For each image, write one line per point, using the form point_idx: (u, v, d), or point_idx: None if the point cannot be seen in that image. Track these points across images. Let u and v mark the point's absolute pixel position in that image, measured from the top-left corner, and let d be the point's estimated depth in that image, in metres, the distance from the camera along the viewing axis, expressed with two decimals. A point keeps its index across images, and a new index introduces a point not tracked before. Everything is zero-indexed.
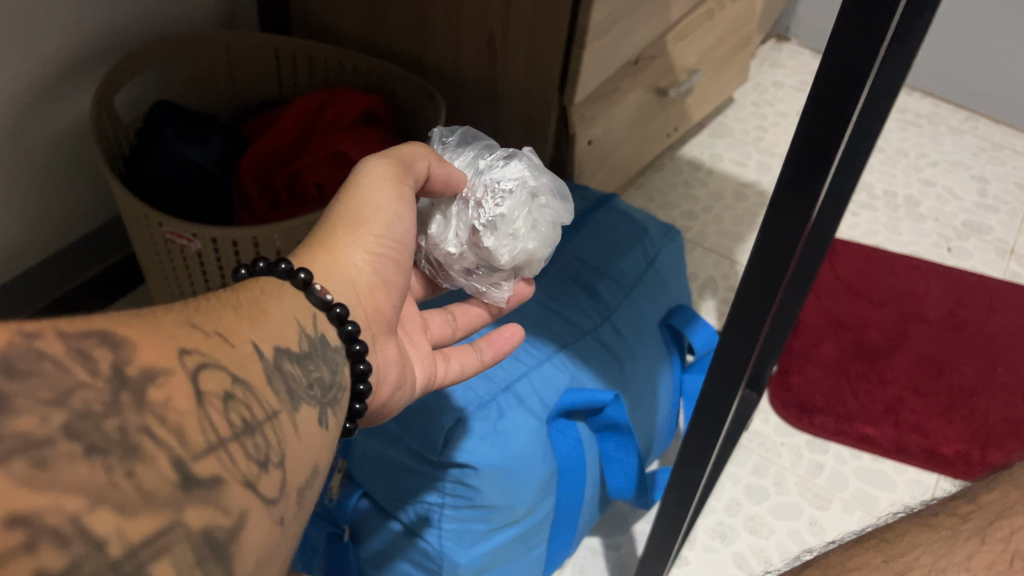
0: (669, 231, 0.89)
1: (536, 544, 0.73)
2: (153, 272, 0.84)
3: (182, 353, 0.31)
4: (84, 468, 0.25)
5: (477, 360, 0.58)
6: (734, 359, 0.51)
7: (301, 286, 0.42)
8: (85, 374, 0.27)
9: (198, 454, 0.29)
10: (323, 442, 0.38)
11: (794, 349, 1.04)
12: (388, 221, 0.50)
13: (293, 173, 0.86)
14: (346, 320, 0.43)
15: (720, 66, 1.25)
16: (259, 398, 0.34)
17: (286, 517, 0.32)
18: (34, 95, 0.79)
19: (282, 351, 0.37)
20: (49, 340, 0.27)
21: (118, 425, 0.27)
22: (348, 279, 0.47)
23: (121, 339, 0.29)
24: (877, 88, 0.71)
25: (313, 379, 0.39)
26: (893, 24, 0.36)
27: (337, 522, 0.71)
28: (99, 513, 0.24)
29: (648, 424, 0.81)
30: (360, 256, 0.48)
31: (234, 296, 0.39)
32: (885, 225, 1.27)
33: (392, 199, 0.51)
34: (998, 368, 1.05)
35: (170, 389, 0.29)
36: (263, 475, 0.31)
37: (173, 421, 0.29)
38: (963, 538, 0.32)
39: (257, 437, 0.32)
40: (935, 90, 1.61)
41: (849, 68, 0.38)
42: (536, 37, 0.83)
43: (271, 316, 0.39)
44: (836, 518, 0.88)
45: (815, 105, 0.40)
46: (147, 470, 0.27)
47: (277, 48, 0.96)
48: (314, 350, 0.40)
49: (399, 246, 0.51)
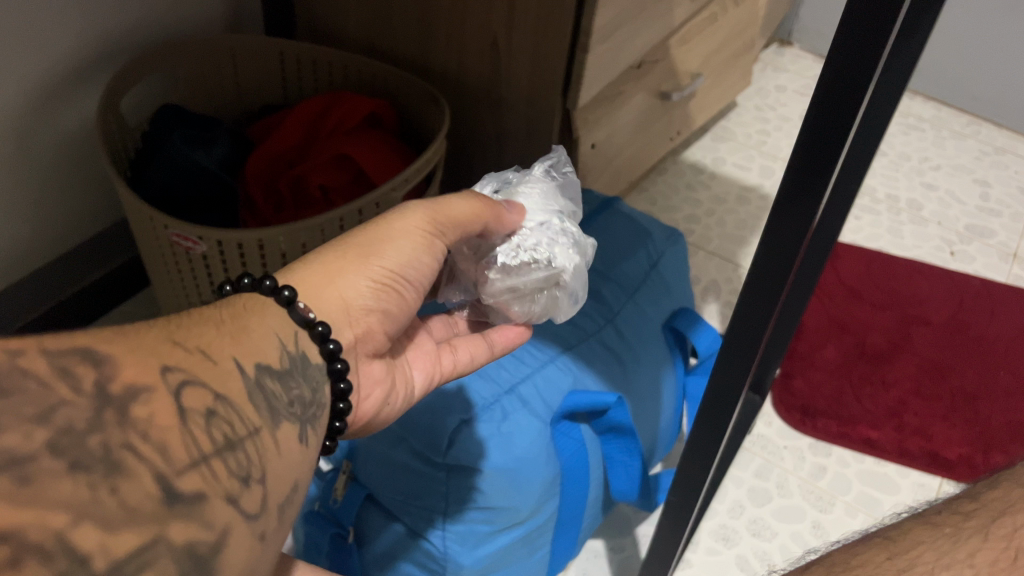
0: (672, 235, 0.89)
1: (538, 545, 0.73)
2: (158, 274, 0.85)
3: (164, 370, 0.32)
4: (67, 484, 0.25)
5: (488, 349, 0.58)
6: (736, 362, 0.51)
7: (285, 303, 0.43)
8: (67, 392, 0.28)
9: (181, 469, 0.29)
10: (304, 459, 0.38)
11: (797, 352, 1.04)
12: (404, 261, 0.50)
13: (299, 177, 0.87)
14: (328, 338, 0.44)
15: (724, 69, 1.26)
16: (241, 416, 0.34)
17: (268, 532, 0.33)
18: (40, 98, 0.80)
19: (263, 368, 0.38)
20: (33, 358, 0.28)
21: (102, 441, 0.27)
22: (344, 302, 0.47)
23: (105, 356, 0.30)
24: (879, 92, 0.71)
25: (293, 397, 0.39)
26: (891, 38, 0.36)
27: (342, 523, 0.71)
28: (84, 528, 0.25)
29: (652, 426, 0.81)
30: (363, 283, 0.48)
31: (217, 313, 0.39)
32: (888, 228, 1.28)
33: (416, 245, 0.51)
34: (1000, 372, 1.05)
35: (153, 405, 0.30)
36: (245, 491, 0.32)
37: (156, 437, 0.29)
38: (966, 536, 0.32)
39: (239, 453, 0.33)
40: (935, 95, 1.61)
41: (849, 79, 0.38)
42: (540, 41, 0.84)
43: (252, 334, 0.39)
44: (839, 521, 0.88)
45: (816, 115, 0.40)
46: (130, 486, 0.27)
47: (283, 52, 0.96)
48: (294, 368, 0.41)
49: (406, 282, 0.51)
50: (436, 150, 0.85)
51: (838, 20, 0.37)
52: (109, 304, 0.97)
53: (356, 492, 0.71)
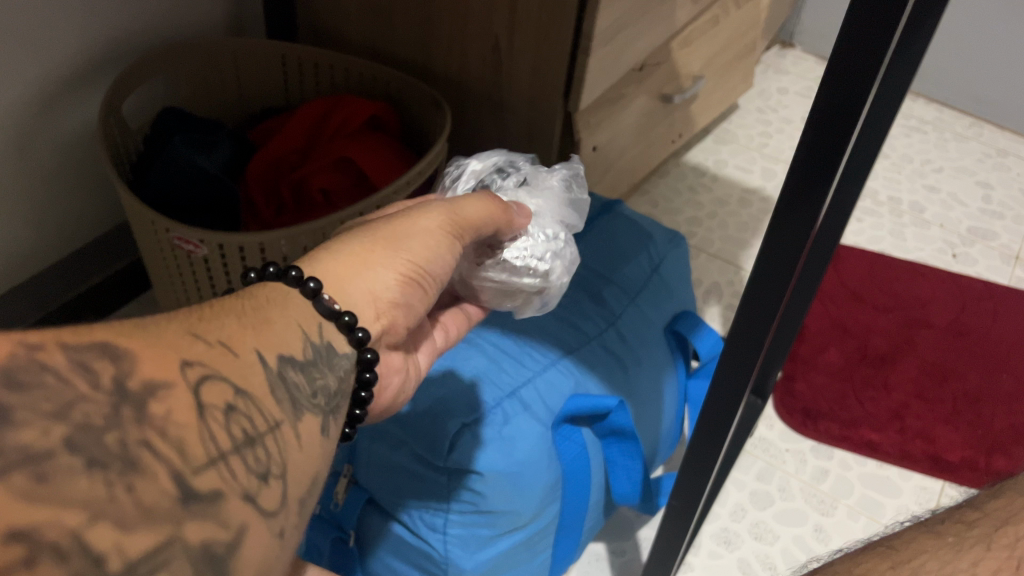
0: (674, 237, 0.89)
1: (540, 549, 0.73)
2: (158, 276, 0.85)
3: (184, 365, 0.31)
4: (83, 482, 0.25)
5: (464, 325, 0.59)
6: (739, 366, 0.51)
7: (310, 295, 0.42)
8: (85, 386, 0.28)
9: (198, 468, 0.29)
10: (325, 451, 0.38)
11: (799, 354, 1.04)
12: (429, 253, 0.48)
13: (300, 180, 0.87)
14: (356, 328, 0.42)
15: (726, 71, 1.25)
16: (262, 410, 0.34)
17: (286, 530, 0.33)
18: (43, 101, 0.80)
19: (286, 360, 0.37)
20: (52, 352, 0.28)
21: (118, 438, 0.27)
22: (369, 294, 0.45)
23: (123, 351, 0.30)
24: (882, 94, 0.71)
25: (316, 388, 0.39)
26: (891, 47, 0.37)
27: (342, 527, 0.72)
28: (99, 527, 0.25)
29: (654, 429, 0.81)
30: (391, 273, 0.46)
31: (238, 305, 0.39)
32: (890, 230, 1.27)
33: (441, 236, 0.50)
34: (1003, 375, 1.04)
35: (171, 402, 0.30)
36: (263, 488, 0.32)
37: (174, 433, 0.29)
38: (969, 545, 0.32)
39: (258, 449, 0.33)
40: (938, 97, 1.61)
41: (850, 87, 0.38)
42: (542, 43, 0.84)
43: (274, 324, 0.38)
44: (842, 526, 0.87)
45: (818, 120, 0.40)
46: (147, 483, 0.27)
47: (284, 55, 0.96)
48: (319, 358, 0.40)
49: (432, 280, 0.49)
50: (436, 155, 0.85)
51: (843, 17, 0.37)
52: (113, 304, 0.97)
53: (356, 496, 0.71)
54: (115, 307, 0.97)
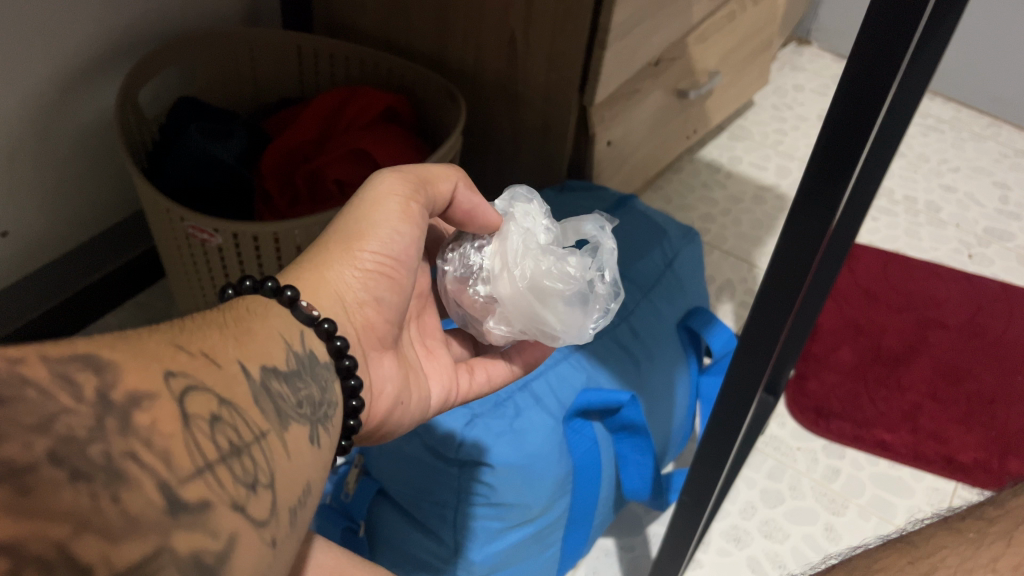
0: (688, 233, 0.89)
1: (549, 543, 0.73)
2: (174, 270, 0.85)
3: (168, 375, 0.32)
4: (69, 495, 0.25)
5: (507, 369, 0.61)
6: (753, 364, 0.51)
7: (287, 303, 0.44)
8: (69, 400, 0.27)
9: (184, 477, 0.29)
10: (315, 459, 0.39)
11: (811, 353, 1.04)
12: (386, 237, 0.50)
13: (316, 169, 0.86)
14: (335, 335, 0.44)
15: (742, 68, 1.25)
16: (246, 420, 0.34)
17: (278, 538, 0.33)
18: (59, 90, 0.80)
19: (270, 370, 0.38)
20: (34, 365, 0.27)
21: (103, 450, 0.27)
22: (338, 296, 0.47)
23: (107, 362, 0.30)
24: (902, 90, 0.70)
25: (302, 397, 0.40)
26: (899, 72, 0.37)
27: (353, 517, 0.71)
28: (85, 539, 0.25)
29: (665, 425, 0.81)
30: (350, 272, 0.48)
31: (221, 316, 0.40)
32: (905, 230, 1.27)
33: (396, 215, 0.50)
34: (1018, 376, 1.03)
35: (155, 412, 0.30)
36: (252, 497, 0.32)
37: (159, 445, 0.29)
38: (988, 542, 0.32)
39: (245, 458, 0.33)
40: (957, 95, 1.59)
41: (861, 109, 0.39)
42: (557, 35, 0.83)
43: (258, 336, 0.39)
44: (852, 525, 0.87)
45: (827, 142, 0.40)
46: (133, 495, 0.27)
47: (300, 46, 0.96)
48: (302, 368, 0.41)
49: (396, 262, 0.51)
50: (450, 146, 0.84)
51: (853, 40, 0.38)
52: (126, 296, 0.98)
53: (367, 487, 0.72)
54: (126, 300, 0.98)
